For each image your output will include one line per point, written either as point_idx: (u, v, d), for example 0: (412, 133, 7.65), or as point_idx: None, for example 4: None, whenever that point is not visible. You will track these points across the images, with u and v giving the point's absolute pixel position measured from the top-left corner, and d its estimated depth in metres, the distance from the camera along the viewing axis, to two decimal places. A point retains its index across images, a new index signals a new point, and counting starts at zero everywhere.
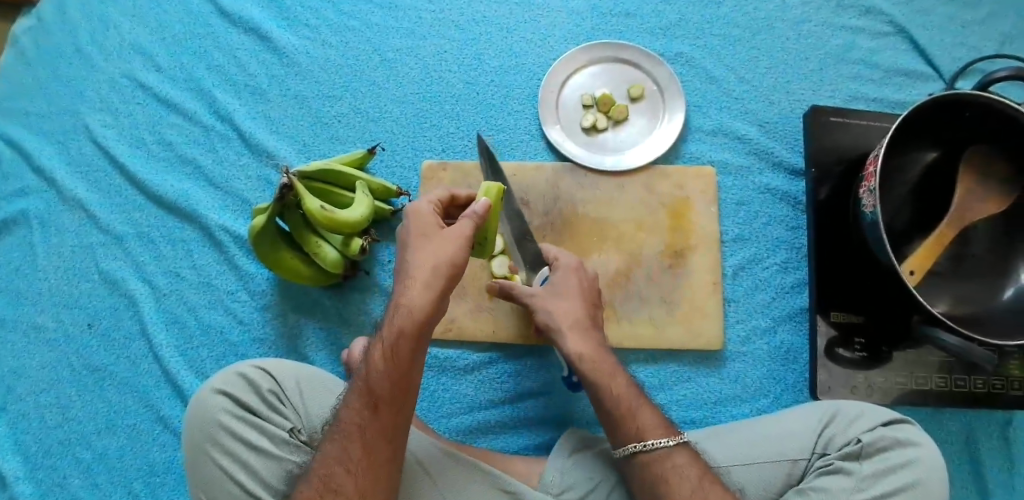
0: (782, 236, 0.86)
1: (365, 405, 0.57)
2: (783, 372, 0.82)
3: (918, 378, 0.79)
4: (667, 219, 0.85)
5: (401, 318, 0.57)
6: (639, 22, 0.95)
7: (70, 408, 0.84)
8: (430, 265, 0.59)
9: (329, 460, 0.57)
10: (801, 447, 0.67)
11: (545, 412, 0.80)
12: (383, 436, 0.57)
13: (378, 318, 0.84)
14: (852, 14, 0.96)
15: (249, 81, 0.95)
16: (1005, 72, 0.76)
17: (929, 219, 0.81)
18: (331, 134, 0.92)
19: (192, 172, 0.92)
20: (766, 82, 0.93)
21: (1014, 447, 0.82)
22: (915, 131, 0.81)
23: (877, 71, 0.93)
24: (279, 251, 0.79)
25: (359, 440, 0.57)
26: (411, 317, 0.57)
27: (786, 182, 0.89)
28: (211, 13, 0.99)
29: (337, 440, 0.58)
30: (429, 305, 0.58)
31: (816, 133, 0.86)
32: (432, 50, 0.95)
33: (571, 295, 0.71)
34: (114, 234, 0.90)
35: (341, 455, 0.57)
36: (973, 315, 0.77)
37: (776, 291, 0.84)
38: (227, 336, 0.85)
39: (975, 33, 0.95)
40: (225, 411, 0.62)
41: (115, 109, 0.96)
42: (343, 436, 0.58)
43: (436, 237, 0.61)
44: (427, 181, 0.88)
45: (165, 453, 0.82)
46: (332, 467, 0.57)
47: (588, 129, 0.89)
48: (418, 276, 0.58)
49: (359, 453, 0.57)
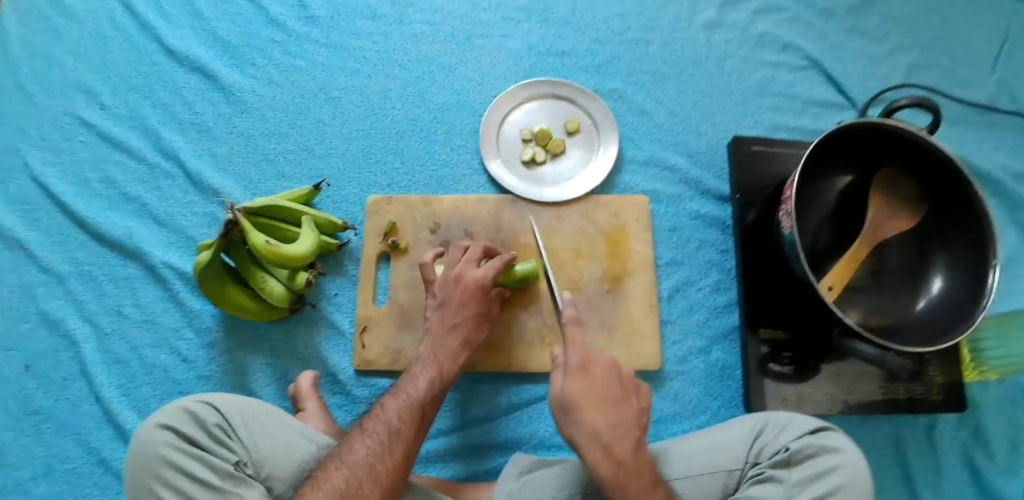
0: (713, 258, 0.92)
1: (413, 418, 0.66)
2: (719, 388, 0.86)
3: (845, 388, 0.84)
4: (604, 245, 0.89)
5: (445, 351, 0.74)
6: (575, 60, 1.01)
7: (6, 454, 0.82)
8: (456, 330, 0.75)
9: (364, 458, 0.61)
10: (684, 470, 0.70)
11: (492, 437, 0.82)
12: (414, 452, 0.64)
13: (326, 351, 0.86)
14: (771, 50, 1.03)
15: (195, 119, 0.97)
16: (909, 100, 0.82)
17: (848, 235, 0.87)
18: (277, 171, 0.95)
19: (136, 210, 0.93)
20: (694, 115, 0.99)
21: (938, 449, 0.86)
22: (829, 157, 0.87)
23: (795, 102, 1.01)
24: (225, 287, 0.80)
25: (400, 446, 0.63)
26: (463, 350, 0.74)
27: (715, 207, 0.94)
28: (157, 52, 1.01)
29: (378, 441, 0.63)
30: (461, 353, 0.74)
31: (740, 162, 0.92)
32: (378, 88, 0.99)
33: (590, 402, 0.64)
34: (55, 274, 0.90)
35: (382, 452, 0.62)
36: (889, 326, 0.83)
37: (709, 311, 0.89)
38: (172, 373, 0.85)
39: (883, 65, 1.03)
40: (169, 445, 0.62)
41: (57, 147, 0.96)
42: (383, 438, 0.63)
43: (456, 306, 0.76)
44: (372, 215, 0.90)
45: (106, 497, 0.81)
46: (367, 465, 0.61)
47: (528, 162, 0.94)
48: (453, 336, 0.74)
49: (396, 457, 0.62)
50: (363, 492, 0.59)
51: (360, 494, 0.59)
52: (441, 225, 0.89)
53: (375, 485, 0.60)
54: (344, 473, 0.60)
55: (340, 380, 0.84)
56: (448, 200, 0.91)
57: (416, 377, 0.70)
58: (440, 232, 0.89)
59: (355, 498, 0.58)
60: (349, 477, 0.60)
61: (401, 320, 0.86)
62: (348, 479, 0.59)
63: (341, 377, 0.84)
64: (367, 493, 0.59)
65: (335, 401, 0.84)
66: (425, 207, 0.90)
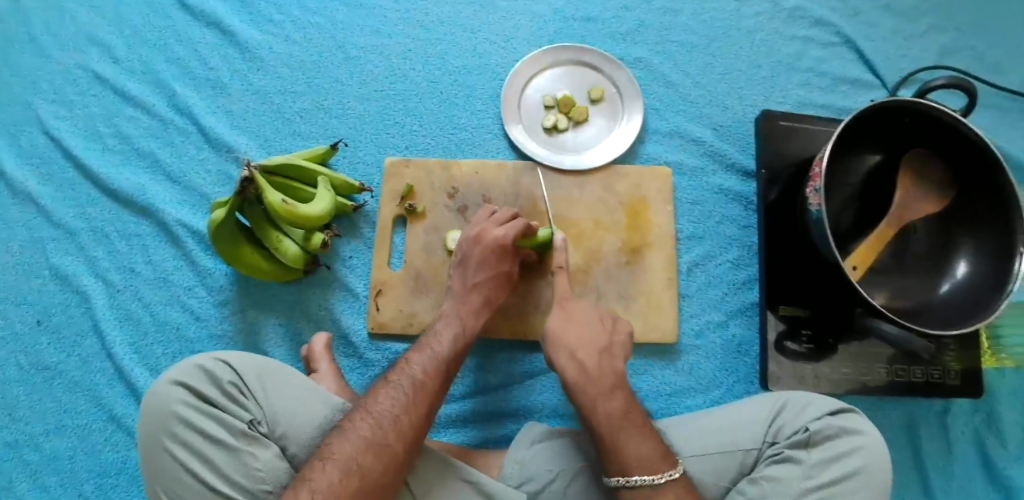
0: (735, 234, 0.90)
1: (437, 373, 0.66)
2: (735, 365, 0.85)
3: (863, 369, 0.83)
4: (625, 217, 0.87)
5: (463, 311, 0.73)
6: (601, 27, 0.98)
7: (17, 407, 0.82)
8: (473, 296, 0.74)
9: (388, 409, 0.61)
10: (687, 449, 0.69)
11: (504, 405, 0.81)
12: (436, 406, 0.64)
13: (339, 313, 0.85)
14: (802, 24, 1.00)
15: (210, 75, 0.95)
16: (943, 80, 0.79)
17: (872, 218, 0.84)
18: (293, 129, 0.93)
19: (148, 165, 0.91)
20: (720, 87, 0.96)
21: (951, 434, 0.85)
22: (859, 135, 0.85)
23: (825, 78, 0.98)
24: (239, 246, 0.78)
25: (424, 399, 0.63)
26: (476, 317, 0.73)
27: (739, 182, 0.92)
28: (172, 6, 0.98)
29: (402, 393, 0.62)
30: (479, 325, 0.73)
31: (767, 136, 0.89)
32: (397, 49, 0.96)
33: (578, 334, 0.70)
34: (66, 228, 0.88)
35: (407, 404, 0.62)
36: (911, 308, 0.81)
37: (728, 287, 0.88)
38: (183, 332, 0.84)
39: (916, 44, 1.00)
40: (183, 402, 0.61)
41: (69, 100, 0.94)
42: (407, 390, 0.63)
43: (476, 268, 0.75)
44: (389, 177, 0.88)
45: (116, 453, 0.80)
46: (391, 416, 0.60)
47: (549, 128, 0.92)
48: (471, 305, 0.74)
49: (421, 411, 0.62)
50: (388, 442, 0.58)
51: (386, 443, 0.58)
52: (459, 190, 0.88)
53: (399, 436, 0.59)
54: (370, 423, 0.59)
55: (353, 343, 0.84)
56: (466, 165, 0.89)
57: (440, 333, 0.70)
58: (458, 197, 0.87)
59: (380, 447, 0.58)
60: (373, 425, 0.59)
61: (416, 285, 0.84)
62: (375, 429, 0.59)
63: (355, 340, 0.83)
64: (392, 444, 0.58)
65: (348, 364, 0.83)
66: (443, 170, 0.88)
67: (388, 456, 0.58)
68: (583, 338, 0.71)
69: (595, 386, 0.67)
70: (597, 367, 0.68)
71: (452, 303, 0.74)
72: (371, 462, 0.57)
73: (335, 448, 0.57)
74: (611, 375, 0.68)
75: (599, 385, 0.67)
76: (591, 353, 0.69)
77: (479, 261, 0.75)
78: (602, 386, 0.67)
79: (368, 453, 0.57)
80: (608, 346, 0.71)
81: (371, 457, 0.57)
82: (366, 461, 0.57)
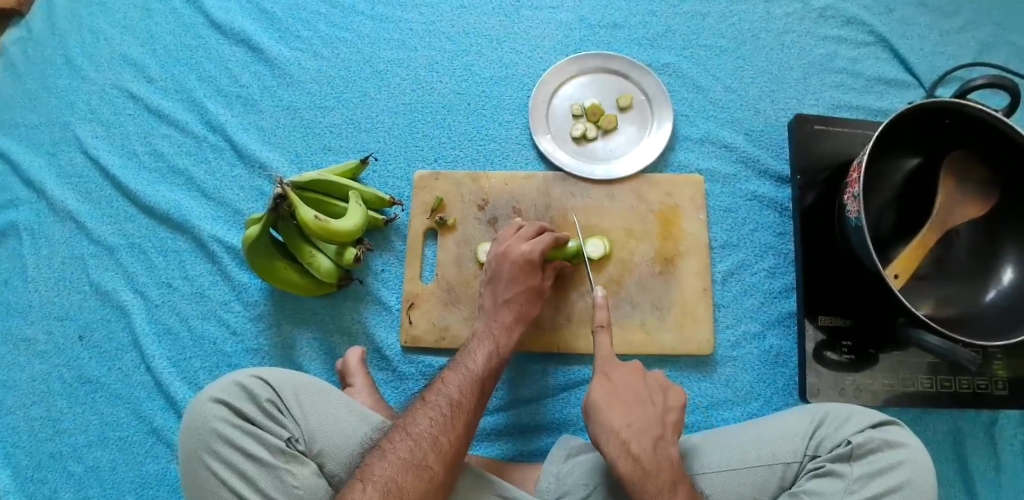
0: (770, 241, 0.88)
1: (473, 392, 0.66)
2: (772, 375, 0.83)
3: (905, 379, 0.80)
4: (657, 226, 0.86)
5: (495, 328, 0.73)
6: (627, 33, 0.97)
7: (60, 421, 0.84)
8: (510, 311, 0.74)
9: (427, 430, 0.61)
10: (726, 463, 0.68)
11: (538, 418, 0.81)
12: (473, 425, 0.64)
13: (372, 327, 0.85)
14: (834, 24, 0.98)
15: (241, 92, 0.96)
16: (984, 79, 0.77)
17: (911, 223, 0.82)
18: (323, 145, 0.93)
19: (183, 182, 0.93)
20: (751, 92, 0.95)
21: (999, 446, 0.83)
22: (898, 138, 0.82)
23: (860, 79, 0.96)
24: (273, 261, 0.79)
25: (460, 420, 0.63)
26: (506, 332, 0.73)
27: (773, 189, 0.91)
28: (202, 24, 1.00)
29: (440, 413, 0.63)
30: (512, 343, 0.73)
31: (801, 142, 0.87)
32: (424, 61, 0.97)
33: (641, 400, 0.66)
34: (106, 246, 0.90)
35: (445, 425, 0.62)
36: (959, 316, 0.78)
37: (765, 296, 0.86)
38: (220, 346, 0.85)
39: (954, 41, 0.97)
40: (222, 419, 0.62)
41: (105, 120, 0.96)
42: (445, 410, 0.63)
43: (505, 281, 0.75)
44: (418, 190, 0.89)
45: (157, 465, 0.82)
46: (431, 437, 0.61)
47: (578, 138, 0.91)
48: (502, 317, 0.74)
49: (459, 431, 0.62)
50: (428, 463, 0.59)
51: (425, 465, 0.59)
52: (489, 202, 0.88)
53: (439, 457, 0.60)
54: (409, 444, 0.60)
55: (387, 356, 0.84)
56: (496, 177, 0.88)
57: (474, 352, 0.71)
58: (488, 209, 0.87)
59: (420, 468, 0.58)
60: (413, 447, 0.60)
61: (448, 299, 0.85)
62: (413, 449, 0.59)
63: (388, 353, 0.84)
64: (432, 465, 0.59)
65: (382, 377, 0.83)
66: (473, 183, 0.89)
67: (428, 477, 0.58)
68: (634, 421, 0.64)
69: (654, 487, 0.60)
70: (653, 459, 0.62)
71: (485, 320, 0.75)
72: (411, 482, 0.57)
73: (375, 469, 0.58)
74: (669, 469, 0.62)
75: (662, 485, 0.60)
76: (645, 445, 0.62)
77: (507, 273, 0.75)
78: (660, 484, 0.60)
79: (408, 475, 0.58)
80: (663, 436, 0.64)
81: (412, 479, 0.57)
82: (407, 483, 0.57)
